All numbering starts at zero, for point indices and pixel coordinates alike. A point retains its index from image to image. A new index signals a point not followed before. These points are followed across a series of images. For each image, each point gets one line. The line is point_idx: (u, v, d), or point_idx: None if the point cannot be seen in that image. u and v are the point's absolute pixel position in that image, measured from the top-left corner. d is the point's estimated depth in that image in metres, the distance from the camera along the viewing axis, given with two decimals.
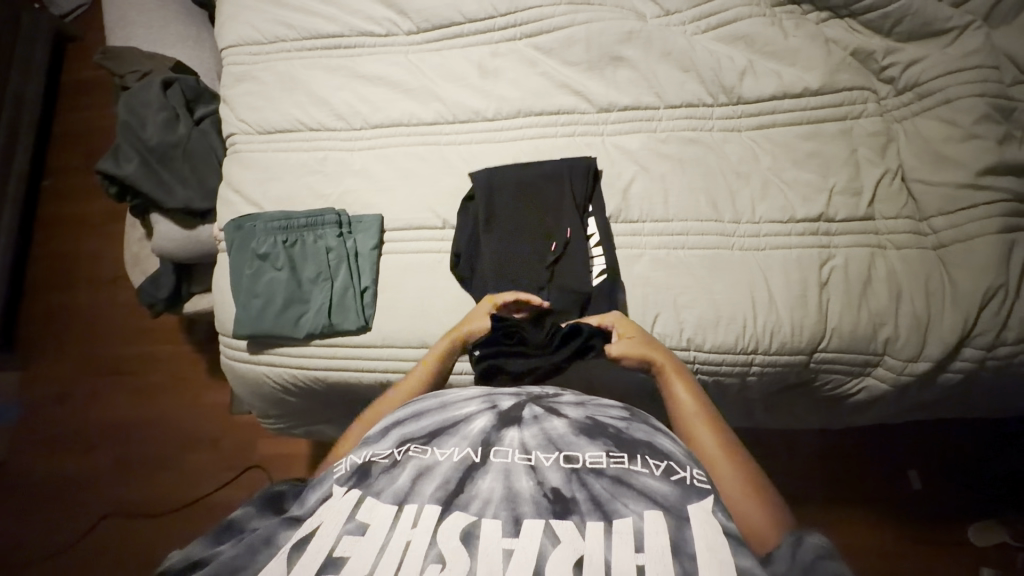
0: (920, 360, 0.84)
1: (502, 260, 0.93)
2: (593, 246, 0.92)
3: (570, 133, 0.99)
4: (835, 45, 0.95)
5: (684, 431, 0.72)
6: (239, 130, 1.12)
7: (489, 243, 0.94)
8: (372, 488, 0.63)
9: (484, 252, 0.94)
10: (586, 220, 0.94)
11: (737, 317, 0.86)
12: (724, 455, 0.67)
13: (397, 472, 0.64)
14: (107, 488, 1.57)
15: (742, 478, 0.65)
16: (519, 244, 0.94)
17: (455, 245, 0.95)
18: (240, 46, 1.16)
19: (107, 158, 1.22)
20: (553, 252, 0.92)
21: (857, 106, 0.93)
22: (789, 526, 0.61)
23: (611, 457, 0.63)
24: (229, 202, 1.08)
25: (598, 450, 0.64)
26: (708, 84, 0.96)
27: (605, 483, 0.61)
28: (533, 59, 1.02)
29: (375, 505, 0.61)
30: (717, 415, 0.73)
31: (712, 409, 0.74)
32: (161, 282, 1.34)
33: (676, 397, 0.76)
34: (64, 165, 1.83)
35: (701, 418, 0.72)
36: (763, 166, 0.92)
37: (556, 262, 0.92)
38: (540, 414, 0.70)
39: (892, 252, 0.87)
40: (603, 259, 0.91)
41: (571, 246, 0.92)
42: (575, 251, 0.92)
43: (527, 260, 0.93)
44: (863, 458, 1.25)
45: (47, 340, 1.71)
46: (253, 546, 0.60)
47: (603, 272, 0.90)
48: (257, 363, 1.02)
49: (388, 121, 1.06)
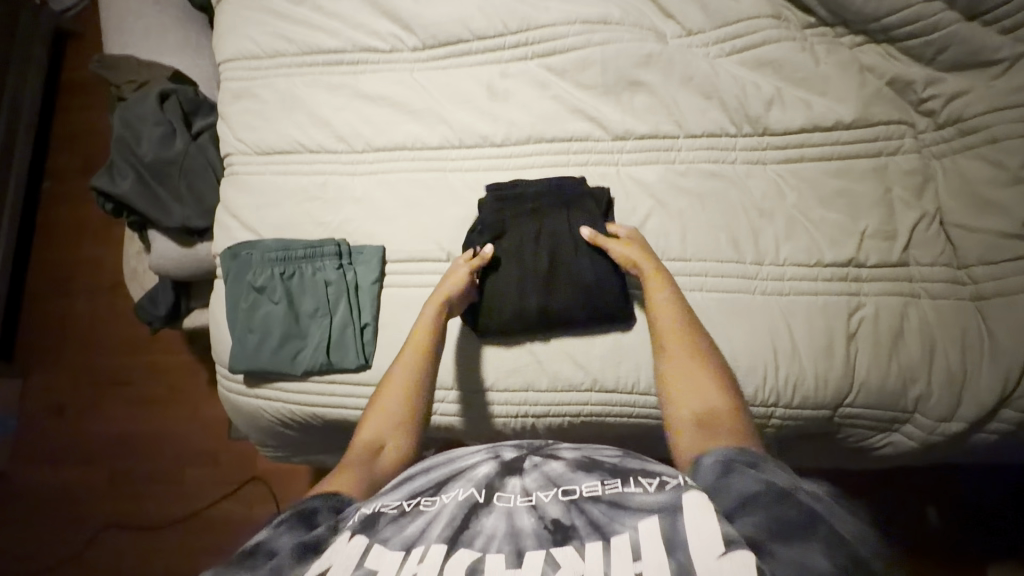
0: (953, 420, 0.79)
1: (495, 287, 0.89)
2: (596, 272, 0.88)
3: (582, 162, 0.94)
4: (870, 73, 0.89)
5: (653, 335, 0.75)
6: (237, 150, 1.08)
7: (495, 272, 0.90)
8: (379, 536, 0.56)
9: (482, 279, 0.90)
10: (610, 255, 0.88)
11: (758, 368, 0.81)
12: (688, 362, 0.70)
13: (405, 520, 0.57)
14: (108, 500, 1.57)
15: (700, 381, 0.68)
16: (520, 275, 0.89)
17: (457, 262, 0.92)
18: (238, 60, 1.11)
19: (102, 174, 1.19)
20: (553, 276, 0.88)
21: (893, 141, 0.87)
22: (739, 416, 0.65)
23: (607, 484, 0.57)
24: (226, 227, 1.05)
25: (594, 481, 0.58)
26: (732, 113, 0.89)
27: (602, 508, 0.55)
28: (545, 81, 0.96)
29: (382, 552, 0.55)
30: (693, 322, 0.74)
31: (695, 324, 0.75)
32: (159, 298, 1.31)
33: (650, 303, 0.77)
34: (65, 169, 1.80)
35: (673, 322, 0.74)
36: (789, 204, 0.87)
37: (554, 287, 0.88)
38: (540, 460, 0.63)
39: (925, 302, 0.82)
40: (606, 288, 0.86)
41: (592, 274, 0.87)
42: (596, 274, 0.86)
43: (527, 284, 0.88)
44: (881, 498, 1.18)
45: (47, 347, 1.70)
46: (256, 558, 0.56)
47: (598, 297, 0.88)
48: (254, 396, 0.99)
49: (390, 144, 1.01)
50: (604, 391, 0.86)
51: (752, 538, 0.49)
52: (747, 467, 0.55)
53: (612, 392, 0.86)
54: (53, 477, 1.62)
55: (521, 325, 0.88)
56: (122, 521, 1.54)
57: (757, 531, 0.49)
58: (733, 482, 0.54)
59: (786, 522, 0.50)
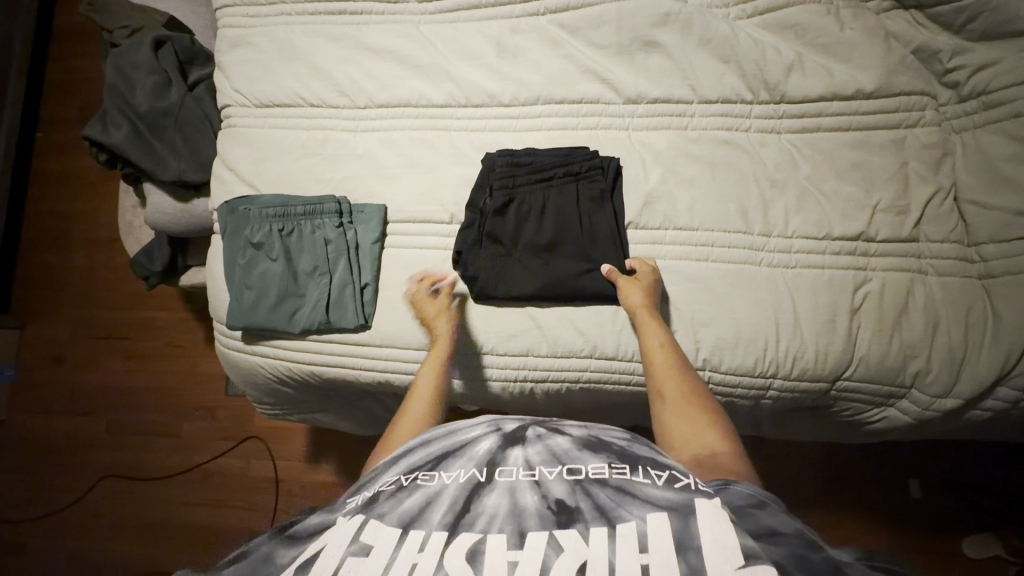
0: (948, 397, 0.80)
1: (500, 242, 0.89)
2: (606, 237, 0.87)
3: (592, 126, 0.91)
4: (895, 40, 0.85)
5: (651, 381, 0.73)
6: (235, 102, 1.04)
7: (502, 231, 0.89)
8: (377, 509, 0.56)
9: (485, 234, 0.89)
10: (624, 229, 0.87)
11: (759, 339, 0.81)
12: (683, 406, 0.68)
13: (403, 495, 0.57)
14: (104, 450, 1.59)
15: (696, 423, 0.65)
16: (526, 238, 0.89)
17: (465, 223, 0.90)
18: (237, 7, 1.06)
19: (95, 123, 1.15)
20: (560, 239, 0.88)
21: (913, 113, 0.85)
22: (741, 458, 0.61)
23: (613, 467, 0.56)
24: (224, 181, 1.02)
25: (601, 462, 0.57)
26: (749, 78, 0.86)
27: (608, 490, 0.54)
28: (556, 39, 0.93)
29: (379, 526, 0.54)
30: (686, 369, 0.73)
31: (694, 378, 0.72)
32: (155, 255, 1.29)
33: (647, 347, 0.77)
34: (57, 118, 1.74)
35: (672, 368, 0.73)
36: (802, 175, 0.85)
37: (563, 249, 0.88)
38: (544, 433, 0.63)
39: (931, 278, 0.81)
40: (609, 255, 0.86)
41: (600, 240, 0.87)
42: (602, 240, 0.87)
43: (533, 246, 0.88)
44: (864, 468, 1.20)
45: (43, 301, 1.68)
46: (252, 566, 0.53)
47: (607, 265, 0.85)
48: (250, 353, 0.98)
49: (394, 100, 0.97)
50: (604, 357, 0.86)
51: (776, 562, 0.46)
52: (772, 505, 0.53)
53: (611, 358, 0.85)
54: (49, 428, 1.63)
55: (523, 288, 0.87)
56: (119, 474, 1.56)
57: (780, 560, 0.46)
58: (763, 516, 0.51)
59: (806, 557, 0.47)
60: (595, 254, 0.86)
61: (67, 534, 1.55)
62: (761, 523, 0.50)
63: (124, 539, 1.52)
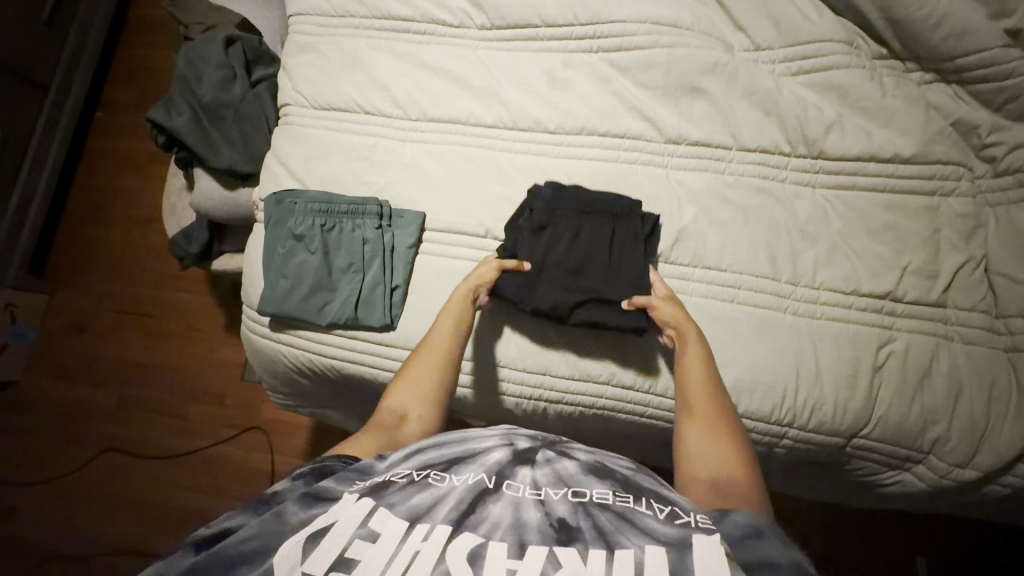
0: (967, 467, 0.79)
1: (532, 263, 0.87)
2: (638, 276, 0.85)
3: (632, 160, 0.94)
4: (935, 111, 0.88)
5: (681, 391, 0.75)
6: (294, 102, 1.11)
7: (537, 249, 0.88)
8: (386, 499, 0.56)
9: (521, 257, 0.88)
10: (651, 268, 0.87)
11: (778, 385, 0.81)
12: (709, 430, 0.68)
13: (413, 489, 0.57)
14: (110, 423, 1.61)
15: (718, 447, 0.66)
16: (555, 258, 0.87)
17: (507, 241, 0.90)
18: (309, 15, 1.13)
19: (159, 107, 1.21)
20: (588, 265, 0.87)
21: (948, 182, 0.87)
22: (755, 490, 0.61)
23: (617, 495, 0.56)
24: (274, 174, 1.07)
25: (606, 488, 0.57)
26: (789, 132, 0.89)
27: (609, 515, 0.54)
28: (606, 76, 0.97)
29: (388, 516, 0.55)
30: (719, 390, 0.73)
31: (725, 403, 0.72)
32: (193, 236, 1.34)
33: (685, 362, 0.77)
34: (119, 101, 1.84)
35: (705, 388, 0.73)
36: (834, 230, 0.87)
37: (591, 270, 0.86)
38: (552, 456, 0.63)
39: (957, 345, 0.82)
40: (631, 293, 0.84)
41: (625, 275, 0.85)
42: (629, 272, 0.85)
43: (563, 269, 0.87)
44: (869, 540, 1.17)
45: (77, 271, 1.74)
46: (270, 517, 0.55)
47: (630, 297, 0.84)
48: (275, 340, 1.01)
49: (444, 117, 1.02)
50: (621, 386, 0.86)
51: None
52: (771, 533, 0.53)
53: (628, 388, 0.86)
54: (61, 395, 1.66)
55: (533, 303, 0.86)
56: (121, 449, 1.57)
57: None
58: (756, 545, 0.52)
59: None
60: (625, 287, 0.85)
61: (60, 502, 1.55)
62: (754, 554, 0.51)
63: (114, 514, 1.52)
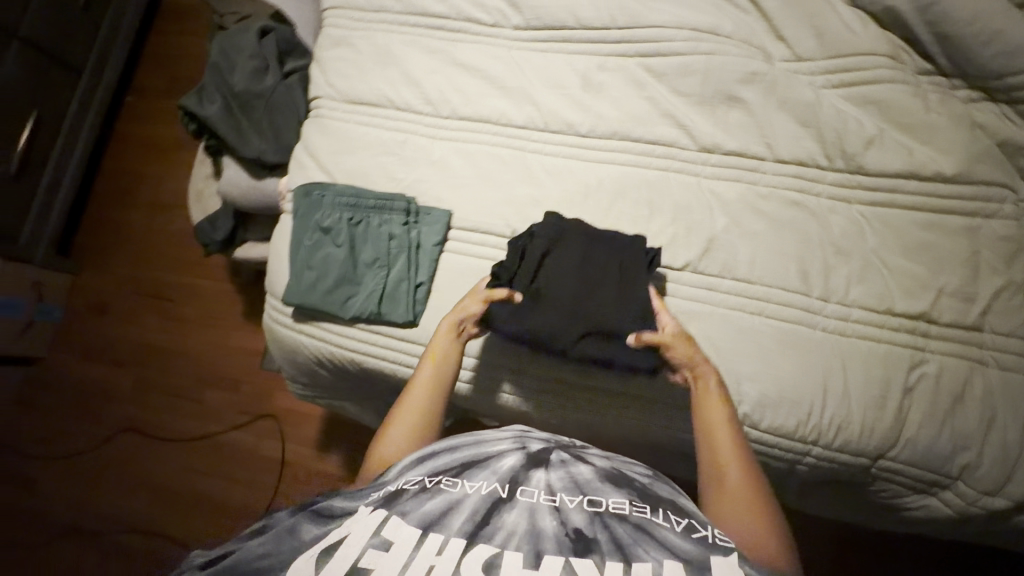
0: (997, 495, 0.77)
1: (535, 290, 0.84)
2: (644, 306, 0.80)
3: (663, 167, 0.93)
4: (980, 130, 0.86)
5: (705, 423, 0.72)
6: (325, 95, 1.11)
7: (543, 277, 0.84)
8: (398, 508, 0.56)
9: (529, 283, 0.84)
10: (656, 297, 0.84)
11: (804, 402, 0.80)
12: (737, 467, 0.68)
13: (426, 496, 0.57)
14: (128, 404, 1.63)
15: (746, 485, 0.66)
16: (557, 289, 0.83)
17: (517, 262, 0.85)
18: (345, 9, 1.14)
19: (191, 95, 1.23)
20: (592, 293, 0.82)
21: (991, 203, 0.85)
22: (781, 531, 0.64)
23: (634, 506, 0.56)
24: (304, 166, 1.08)
25: (622, 497, 0.57)
26: (826, 145, 0.88)
27: (627, 527, 0.53)
28: (641, 81, 0.96)
29: (400, 524, 0.55)
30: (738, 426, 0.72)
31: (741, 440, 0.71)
32: (219, 224, 1.36)
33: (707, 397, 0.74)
34: (151, 86, 1.86)
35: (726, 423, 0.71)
36: (868, 247, 0.85)
37: (594, 298, 0.82)
38: (568, 459, 0.63)
39: (993, 370, 0.80)
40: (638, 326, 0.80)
41: (627, 309, 0.80)
42: (640, 299, 0.81)
43: (566, 299, 0.82)
44: (885, 562, 1.15)
45: (102, 252, 1.77)
46: (281, 534, 0.55)
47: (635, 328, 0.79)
48: (296, 331, 1.01)
49: (475, 116, 1.02)
50: (642, 394, 0.86)
51: None
52: None
53: (650, 397, 0.85)
54: (82, 373, 1.69)
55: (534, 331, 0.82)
56: (139, 429, 1.60)
57: None
58: None
59: None
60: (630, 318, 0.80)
61: (77, 478, 1.58)
62: None
63: (129, 493, 1.54)
